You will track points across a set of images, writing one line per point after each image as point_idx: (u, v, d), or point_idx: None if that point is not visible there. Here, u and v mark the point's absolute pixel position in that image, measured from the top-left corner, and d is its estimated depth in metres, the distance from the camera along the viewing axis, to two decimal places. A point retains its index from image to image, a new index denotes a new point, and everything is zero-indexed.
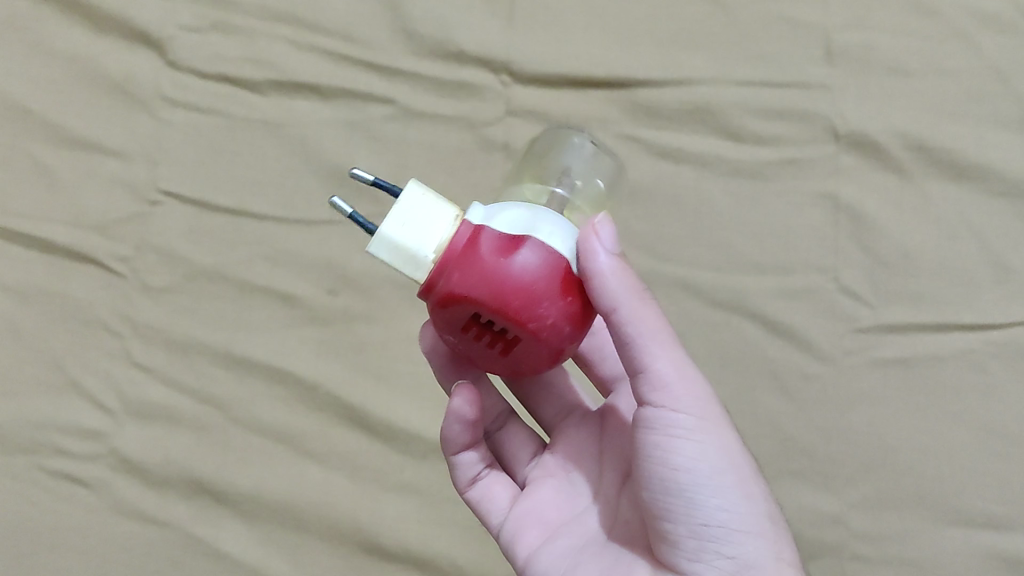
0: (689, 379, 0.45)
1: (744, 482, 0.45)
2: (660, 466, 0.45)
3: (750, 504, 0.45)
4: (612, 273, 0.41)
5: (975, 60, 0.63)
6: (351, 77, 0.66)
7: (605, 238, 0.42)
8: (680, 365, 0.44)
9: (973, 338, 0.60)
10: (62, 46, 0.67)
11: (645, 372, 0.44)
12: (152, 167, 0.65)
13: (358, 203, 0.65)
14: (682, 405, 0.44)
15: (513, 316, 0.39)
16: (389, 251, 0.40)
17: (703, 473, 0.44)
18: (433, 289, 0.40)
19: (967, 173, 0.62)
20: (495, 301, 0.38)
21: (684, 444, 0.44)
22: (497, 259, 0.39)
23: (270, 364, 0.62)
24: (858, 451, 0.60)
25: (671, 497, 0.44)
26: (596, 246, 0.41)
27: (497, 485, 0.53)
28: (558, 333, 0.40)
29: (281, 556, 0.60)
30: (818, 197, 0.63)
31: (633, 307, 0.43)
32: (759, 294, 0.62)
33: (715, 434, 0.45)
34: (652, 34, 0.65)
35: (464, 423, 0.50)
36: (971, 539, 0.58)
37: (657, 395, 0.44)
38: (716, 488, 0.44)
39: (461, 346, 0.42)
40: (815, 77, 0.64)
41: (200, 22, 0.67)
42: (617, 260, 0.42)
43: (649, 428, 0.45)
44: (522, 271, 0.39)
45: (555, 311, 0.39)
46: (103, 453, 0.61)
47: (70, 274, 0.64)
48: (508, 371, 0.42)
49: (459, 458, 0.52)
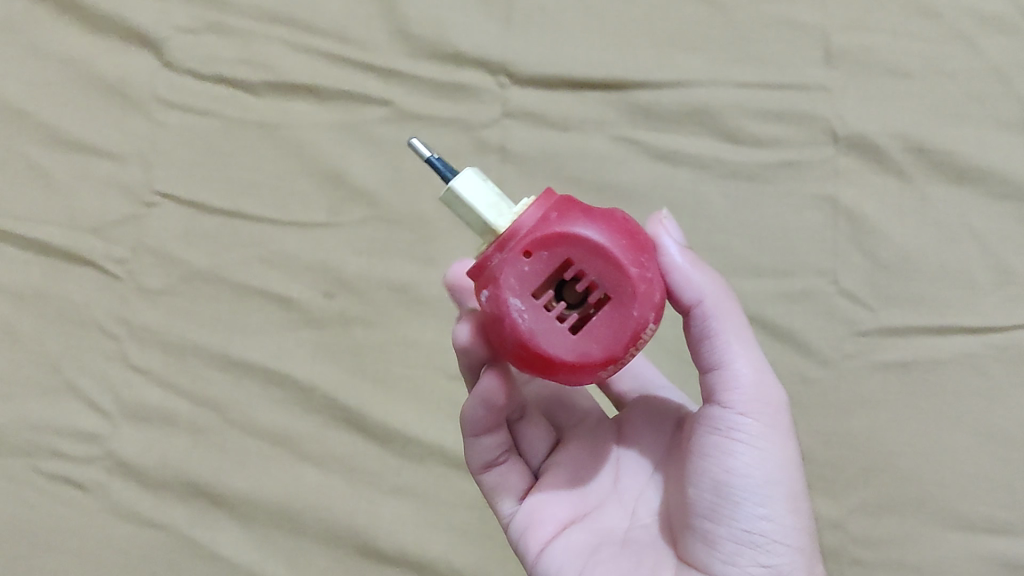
0: (762, 386, 0.45)
1: (795, 497, 0.45)
2: (714, 464, 0.45)
3: (796, 519, 0.45)
4: (688, 269, 0.44)
5: (975, 61, 0.63)
6: (348, 79, 0.66)
7: (675, 234, 0.45)
8: (756, 369, 0.45)
9: (974, 341, 0.60)
10: (58, 47, 0.66)
11: (720, 371, 0.45)
12: (148, 168, 0.65)
13: (354, 205, 0.65)
14: (749, 409, 0.45)
15: (614, 262, 0.39)
16: (470, 189, 0.40)
17: (756, 481, 0.44)
18: (519, 239, 0.39)
19: (967, 175, 0.62)
20: (596, 244, 0.39)
21: (745, 449, 0.45)
22: (595, 214, 0.40)
23: (267, 366, 0.62)
24: (856, 454, 0.59)
25: (718, 497, 0.45)
26: (669, 242, 0.44)
27: (510, 471, 0.52)
28: (646, 296, 0.40)
29: (278, 558, 0.60)
30: (817, 199, 0.62)
31: (712, 306, 0.45)
32: (757, 297, 0.62)
33: (776, 445, 0.45)
34: (649, 35, 0.65)
35: (487, 406, 0.48)
36: (970, 543, 0.57)
37: (727, 394, 0.45)
38: (766, 498, 0.44)
39: (531, 312, 0.39)
40: (813, 79, 0.63)
41: (197, 23, 0.66)
42: (689, 255, 0.45)
43: (711, 427, 0.46)
44: (620, 228, 0.40)
45: (650, 272, 0.40)
46: (99, 455, 0.61)
47: (67, 276, 0.64)
48: (572, 354, 0.39)
49: (479, 441, 0.50)
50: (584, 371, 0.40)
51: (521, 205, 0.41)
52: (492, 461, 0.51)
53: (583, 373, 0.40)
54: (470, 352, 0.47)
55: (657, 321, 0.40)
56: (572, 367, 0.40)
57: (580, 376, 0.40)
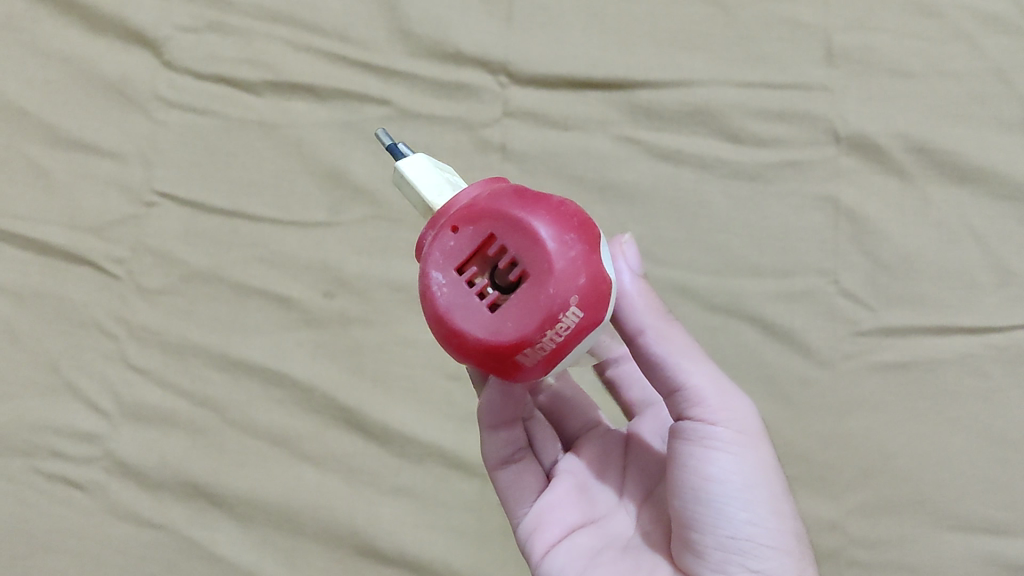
0: (726, 395, 0.45)
1: (777, 500, 0.44)
2: (691, 474, 0.44)
3: (781, 523, 0.44)
4: (637, 295, 0.44)
5: (976, 61, 0.62)
6: (347, 78, 0.65)
7: (629, 257, 0.45)
8: (716, 380, 0.45)
9: (975, 342, 0.59)
10: (58, 46, 0.66)
11: (682, 387, 0.44)
12: (147, 168, 0.65)
13: (353, 205, 0.64)
14: (719, 417, 0.44)
15: (536, 238, 0.35)
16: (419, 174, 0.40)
17: (735, 486, 0.43)
18: (447, 214, 0.37)
19: (968, 175, 0.61)
20: (524, 221, 0.35)
21: (720, 455, 0.44)
22: (530, 193, 0.37)
23: (266, 366, 0.62)
24: (856, 455, 0.59)
25: (700, 507, 0.43)
26: (623, 265, 0.44)
27: (524, 471, 0.52)
28: (570, 277, 0.35)
29: (276, 558, 0.60)
30: (818, 199, 0.62)
31: (660, 326, 0.44)
32: (757, 297, 0.62)
33: (750, 450, 0.44)
34: (651, 34, 0.65)
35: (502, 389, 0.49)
36: (970, 544, 0.57)
37: (694, 408, 0.44)
38: (748, 502, 0.43)
39: (450, 288, 0.36)
40: (815, 78, 0.63)
41: (196, 22, 0.66)
42: (640, 281, 0.44)
43: (683, 439, 0.45)
44: (552, 205, 0.36)
45: (580, 256, 0.35)
46: (98, 455, 0.61)
47: (66, 275, 0.64)
48: (486, 336, 0.35)
49: (495, 435, 0.52)
50: (501, 357, 0.35)
51: (466, 187, 0.39)
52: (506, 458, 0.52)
53: (503, 360, 0.35)
54: None
55: (587, 310, 0.35)
56: (487, 351, 0.35)
57: (501, 363, 0.35)
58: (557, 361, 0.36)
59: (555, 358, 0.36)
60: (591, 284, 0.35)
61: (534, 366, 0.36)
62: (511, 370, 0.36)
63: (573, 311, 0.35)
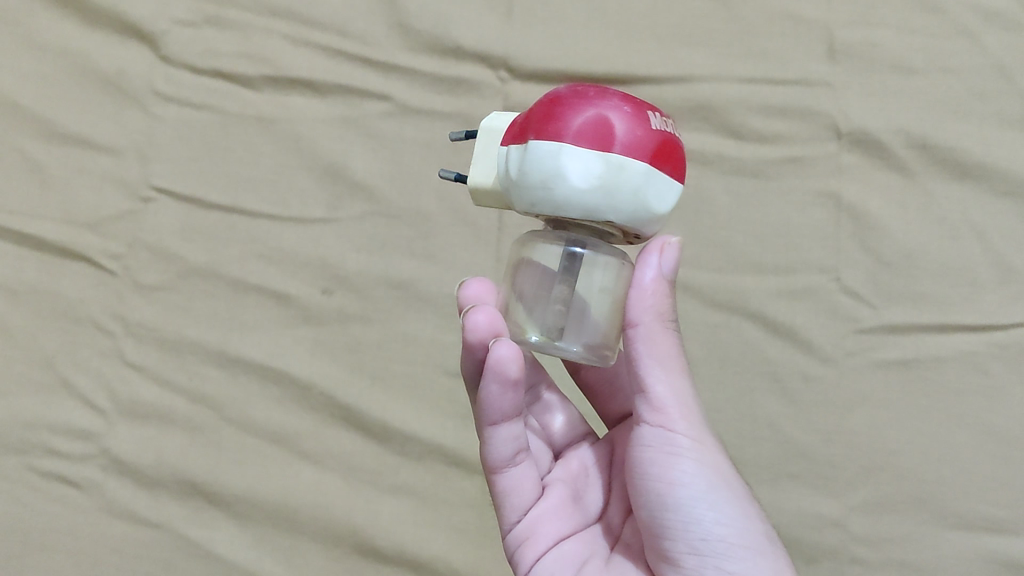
0: (689, 402, 0.43)
1: (742, 501, 0.44)
2: (656, 482, 0.43)
3: (748, 523, 0.43)
4: (650, 289, 0.41)
5: (979, 57, 0.62)
6: (346, 73, 0.65)
7: (665, 257, 0.41)
8: (683, 390, 0.43)
9: (977, 340, 0.59)
10: (53, 40, 0.66)
11: (646, 394, 0.43)
12: (144, 163, 0.64)
13: (352, 201, 0.64)
14: (679, 425, 0.43)
15: None
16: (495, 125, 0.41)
17: (700, 489, 0.43)
18: None
19: (971, 172, 0.61)
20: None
21: (683, 461, 0.43)
22: None
23: (264, 363, 0.62)
24: (859, 453, 0.59)
25: (668, 514, 0.43)
26: (651, 261, 0.41)
27: (524, 476, 0.48)
28: None
29: (275, 558, 0.60)
30: (820, 196, 0.62)
31: (650, 325, 0.41)
32: (758, 294, 0.61)
33: (712, 454, 0.43)
34: (652, 30, 0.64)
35: (504, 384, 0.43)
36: (973, 543, 0.57)
37: (654, 416, 0.43)
38: (715, 504, 0.42)
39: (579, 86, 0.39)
40: (816, 74, 0.63)
41: (194, 16, 0.66)
42: (664, 283, 0.42)
43: (646, 447, 0.44)
44: None
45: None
46: (94, 453, 0.61)
47: (61, 271, 0.63)
48: (623, 96, 0.37)
49: (495, 435, 0.46)
50: (634, 111, 0.36)
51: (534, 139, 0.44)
52: (506, 461, 0.47)
53: (631, 114, 0.36)
54: (478, 345, 0.43)
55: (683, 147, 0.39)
56: (624, 103, 0.36)
57: (626, 119, 0.36)
58: (663, 148, 0.37)
59: (666, 145, 0.37)
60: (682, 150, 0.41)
61: (646, 141, 0.36)
62: (629, 133, 0.36)
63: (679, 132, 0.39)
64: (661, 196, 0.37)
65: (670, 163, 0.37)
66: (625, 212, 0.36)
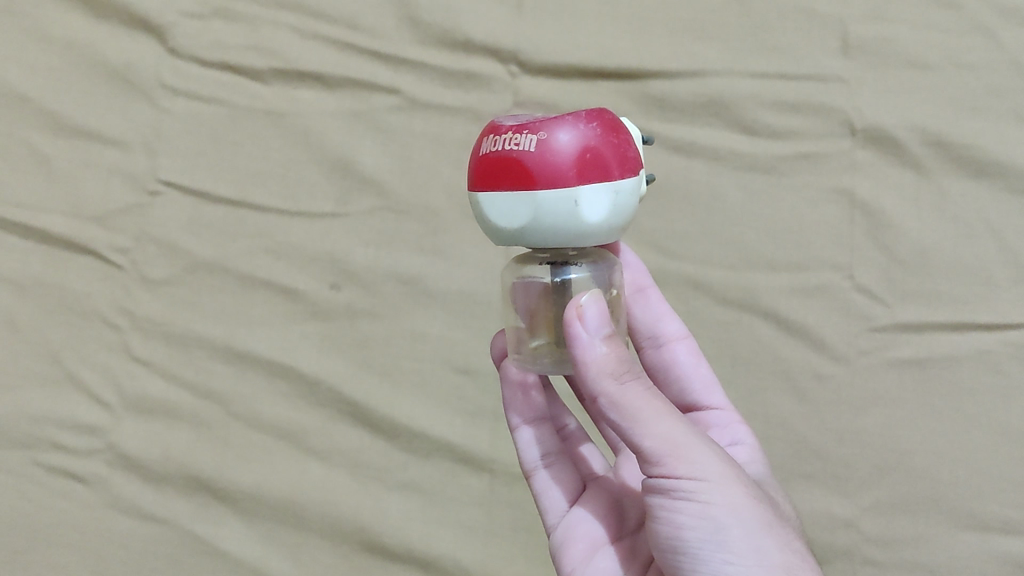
0: (683, 443, 0.38)
1: (755, 537, 0.38)
2: (664, 526, 0.40)
3: (762, 560, 0.38)
4: (593, 360, 0.39)
5: (996, 52, 0.61)
6: (356, 66, 0.64)
7: (589, 322, 0.39)
8: (666, 434, 0.38)
9: (992, 339, 0.59)
10: (58, 31, 0.65)
11: (629, 444, 0.39)
12: (151, 156, 0.64)
13: (362, 195, 0.63)
14: (674, 471, 0.38)
15: (617, 125, 0.38)
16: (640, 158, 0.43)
17: (704, 531, 0.38)
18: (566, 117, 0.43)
19: (986, 170, 0.60)
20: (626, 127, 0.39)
21: (685, 504, 0.38)
22: (623, 127, 0.39)
23: (272, 358, 0.61)
24: (871, 453, 0.58)
25: (678, 555, 0.40)
26: (578, 334, 0.39)
27: (555, 479, 0.51)
28: (570, 125, 0.36)
29: (283, 555, 0.59)
30: (833, 192, 0.61)
31: (609, 387, 0.39)
32: (771, 292, 0.61)
33: (717, 492, 0.38)
34: (665, 23, 0.63)
35: (514, 387, 0.53)
36: (986, 544, 0.57)
37: (646, 465, 0.39)
38: (725, 543, 0.38)
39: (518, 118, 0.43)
40: (831, 69, 0.62)
41: (201, 7, 0.65)
42: (605, 344, 0.39)
43: (648, 493, 0.40)
44: (627, 136, 0.39)
45: (583, 133, 0.36)
46: (100, 449, 0.60)
47: (68, 265, 0.63)
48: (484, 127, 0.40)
49: (519, 435, 0.52)
50: (480, 138, 0.39)
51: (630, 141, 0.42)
52: (536, 463, 0.52)
53: (478, 144, 0.39)
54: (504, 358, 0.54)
55: (543, 150, 0.36)
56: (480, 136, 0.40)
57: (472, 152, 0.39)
58: (486, 168, 0.38)
59: (490, 164, 0.37)
60: (569, 149, 0.36)
61: (477, 167, 0.38)
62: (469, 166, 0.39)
63: (537, 133, 0.36)
64: (508, 213, 0.37)
65: (505, 182, 0.37)
66: (493, 239, 0.39)
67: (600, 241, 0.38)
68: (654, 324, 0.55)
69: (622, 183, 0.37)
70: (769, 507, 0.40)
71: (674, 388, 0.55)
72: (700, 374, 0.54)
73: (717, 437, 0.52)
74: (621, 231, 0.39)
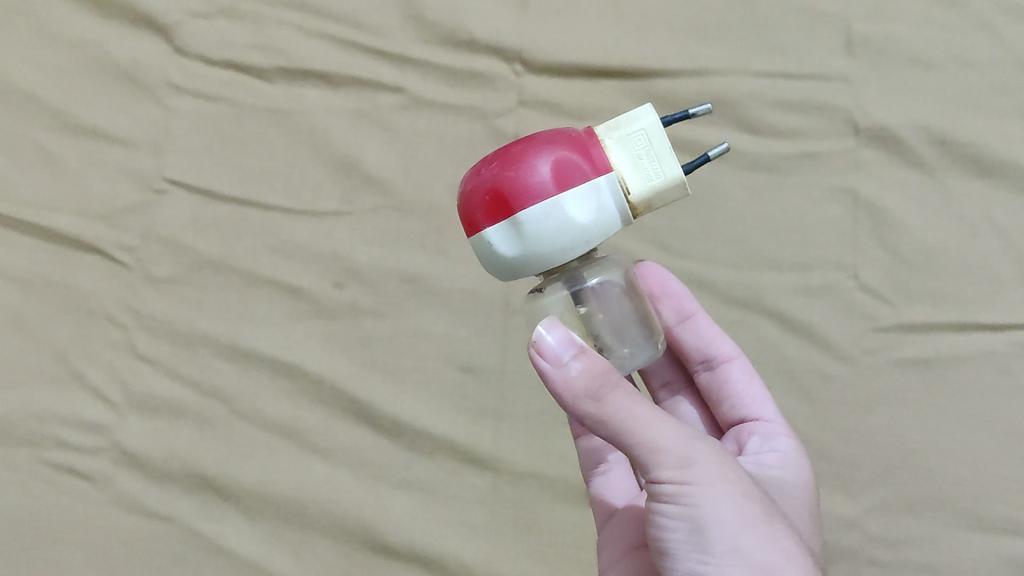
0: (666, 450, 0.38)
1: (734, 537, 0.38)
2: (653, 526, 0.41)
3: (740, 560, 0.38)
4: (564, 386, 0.38)
5: (1001, 51, 0.61)
6: (360, 66, 0.65)
7: (547, 353, 0.38)
8: (649, 443, 0.38)
9: (997, 339, 0.58)
10: (66, 31, 0.65)
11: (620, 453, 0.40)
12: (157, 155, 0.64)
13: (366, 194, 0.63)
14: (656, 476, 0.39)
15: (532, 151, 0.36)
16: (659, 126, 0.37)
17: (683, 532, 0.39)
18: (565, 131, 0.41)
19: (992, 168, 0.60)
20: (555, 144, 0.36)
21: (667, 506, 0.39)
22: (545, 148, 0.36)
23: (276, 356, 0.61)
24: (876, 453, 0.58)
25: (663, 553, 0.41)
26: (544, 370, 0.38)
27: (608, 485, 0.53)
28: (479, 169, 0.37)
29: (285, 552, 0.59)
30: (837, 191, 0.61)
31: (590, 409, 0.38)
32: (775, 292, 0.61)
33: (698, 495, 0.38)
34: (668, 23, 0.63)
35: None
36: (993, 545, 0.56)
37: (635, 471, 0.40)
38: (702, 544, 0.38)
39: None
40: (834, 68, 0.62)
41: (208, 7, 0.65)
42: (570, 369, 0.38)
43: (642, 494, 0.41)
44: (540, 161, 0.36)
45: (483, 176, 0.37)
46: (105, 446, 0.61)
47: (73, 263, 0.63)
48: None
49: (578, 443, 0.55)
50: None
51: (602, 150, 0.37)
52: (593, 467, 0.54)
53: None
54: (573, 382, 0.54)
55: (462, 199, 0.38)
56: None
57: None
58: None
59: None
60: (473, 197, 0.37)
61: None
62: None
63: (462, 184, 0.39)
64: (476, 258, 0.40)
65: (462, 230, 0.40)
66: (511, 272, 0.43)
67: (538, 269, 0.37)
68: (707, 345, 0.54)
69: (525, 214, 0.35)
70: (761, 504, 0.39)
71: (727, 404, 0.54)
72: (753, 388, 0.54)
73: (759, 445, 0.51)
74: (563, 256, 0.36)
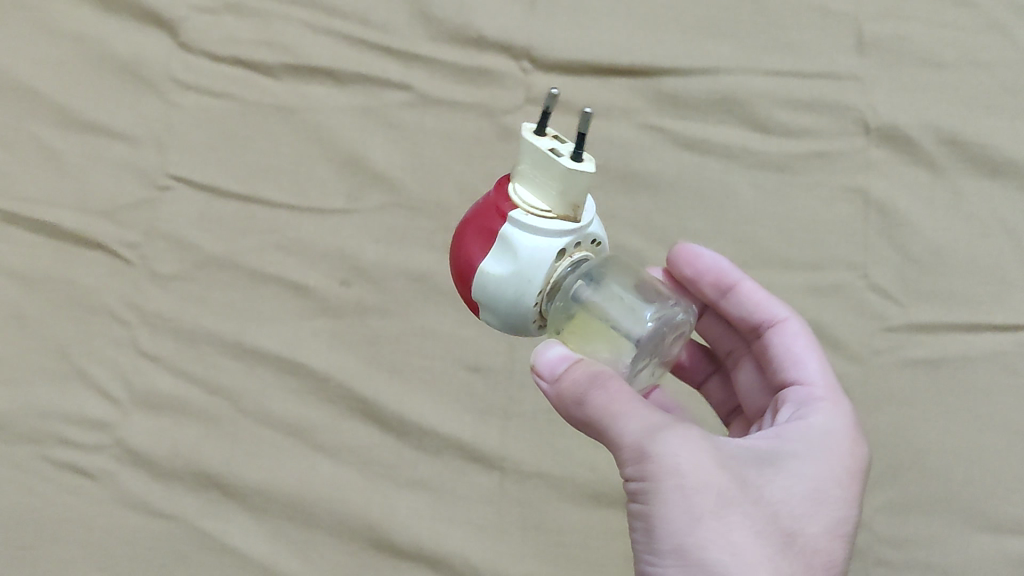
0: (628, 445, 0.38)
1: (678, 538, 0.37)
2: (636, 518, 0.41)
3: (680, 562, 0.37)
4: (551, 392, 0.40)
5: (1010, 51, 0.61)
6: (367, 62, 0.64)
7: (541, 371, 0.40)
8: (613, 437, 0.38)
9: (1007, 339, 0.58)
10: (71, 26, 0.65)
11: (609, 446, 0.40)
12: (162, 151, 0.64)
13: (372, 191, 0.63)
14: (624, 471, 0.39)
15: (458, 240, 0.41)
16: (527, 144, 0.38)
17: (638, 527, 0.39)
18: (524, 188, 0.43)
19: (1002, 169, 0.60)
20: (473, 224, 0.40)
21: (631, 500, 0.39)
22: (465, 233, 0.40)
23: (281, 354, 0.61)
24: (885, 453, 0.57)
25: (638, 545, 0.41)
26: (540, 384, 0.40)
27: None
28: None
29: (290, 552, 0.59)
30: (848, 191, 0.61)
31: (573, 409, 0.39)
32: (784, 291, 0.60)
33: (651, 492, 0.37)
34: (678, 21, 0.63)
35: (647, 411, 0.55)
36: (1001, 546, 0.56)
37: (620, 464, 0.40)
38: (649, 542, 0.38)
39: None
40: (844, 67, 0.62)
41: (215, 3, 0.65)
42: (556, 380, 0.39)
43: None
44: (463, 247, 0.40)
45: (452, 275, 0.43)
46: (108, 444, 0.60)
47: (77, 259, 0.62)
48: None
49: None
50: None
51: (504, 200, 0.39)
52: None
53: None
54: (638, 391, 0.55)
55: None
56: None
57: None
58: None
59: None
60: None
61: None
62: None
63: None
64: None
65: None
66: None
67: (521, 325, 0.40)
68: (752, 314, 0.51)
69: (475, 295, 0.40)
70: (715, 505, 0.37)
71: (776, 370, 0.50)
72: (796, 351, 0.49)
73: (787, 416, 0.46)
74: (522, 307, 0.38)
